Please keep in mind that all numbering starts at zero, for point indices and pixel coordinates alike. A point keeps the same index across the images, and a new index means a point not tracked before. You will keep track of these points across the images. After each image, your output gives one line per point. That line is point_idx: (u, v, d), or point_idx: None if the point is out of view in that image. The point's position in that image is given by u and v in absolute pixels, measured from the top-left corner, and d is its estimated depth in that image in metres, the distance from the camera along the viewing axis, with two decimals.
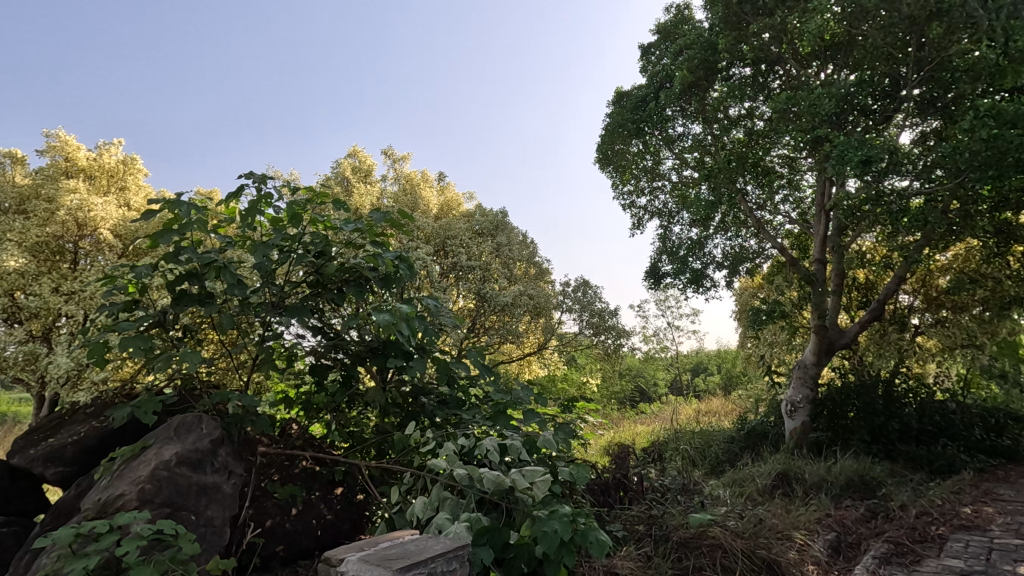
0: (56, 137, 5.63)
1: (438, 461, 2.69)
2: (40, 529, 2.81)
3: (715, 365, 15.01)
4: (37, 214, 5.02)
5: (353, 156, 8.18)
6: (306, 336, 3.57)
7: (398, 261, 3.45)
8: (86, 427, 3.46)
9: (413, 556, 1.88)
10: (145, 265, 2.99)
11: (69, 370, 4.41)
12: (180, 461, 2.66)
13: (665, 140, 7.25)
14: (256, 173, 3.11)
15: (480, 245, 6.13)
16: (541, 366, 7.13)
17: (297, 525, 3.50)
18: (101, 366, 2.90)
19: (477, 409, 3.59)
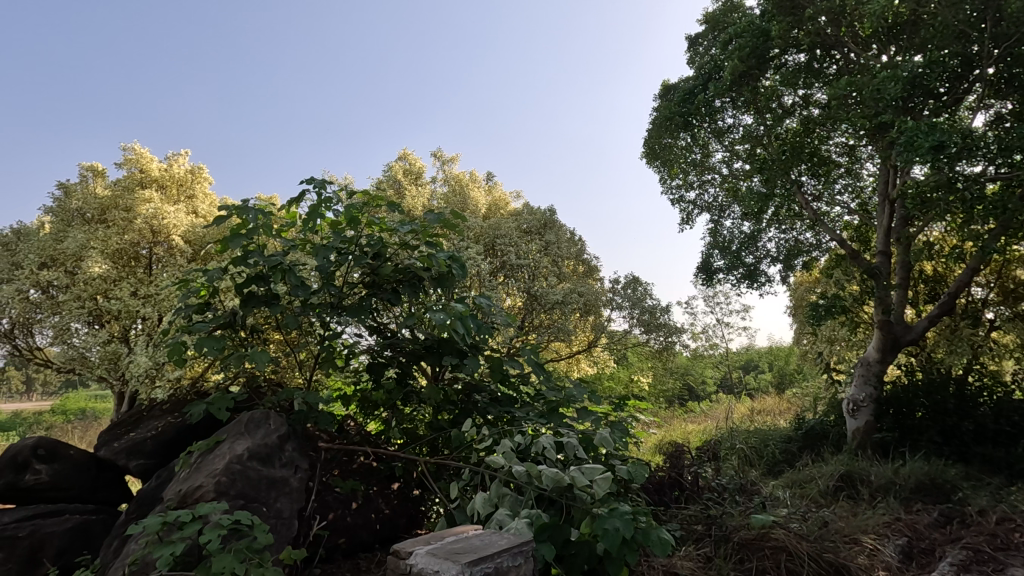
0: (132, 150, 6.00)
1: (496, 457, 2.73)
2: (125, 517, 3.00)
3: (766, 363, 14.57)
4: (116, 223, 5.37)
5: (402, 159, 8.34)
6: (363, 335, 3.68)
7: (451, 261, 3.50)
8: (163, 422, 3.70)
9: (479, 550, 1.91)
10: (217, 268, 3.15)
11: (148, 368, 4.68)
12: (251, 455, 2.79)
13: (715, 132, 7.10)
14: (316, 178, 3.23)
15: (529, 244, 6.17)
16: (591, 364, 7.11)
17: (358, 519, 3.62)
18: (180, 365, 3.07)
19: (530, 406, 3.61)
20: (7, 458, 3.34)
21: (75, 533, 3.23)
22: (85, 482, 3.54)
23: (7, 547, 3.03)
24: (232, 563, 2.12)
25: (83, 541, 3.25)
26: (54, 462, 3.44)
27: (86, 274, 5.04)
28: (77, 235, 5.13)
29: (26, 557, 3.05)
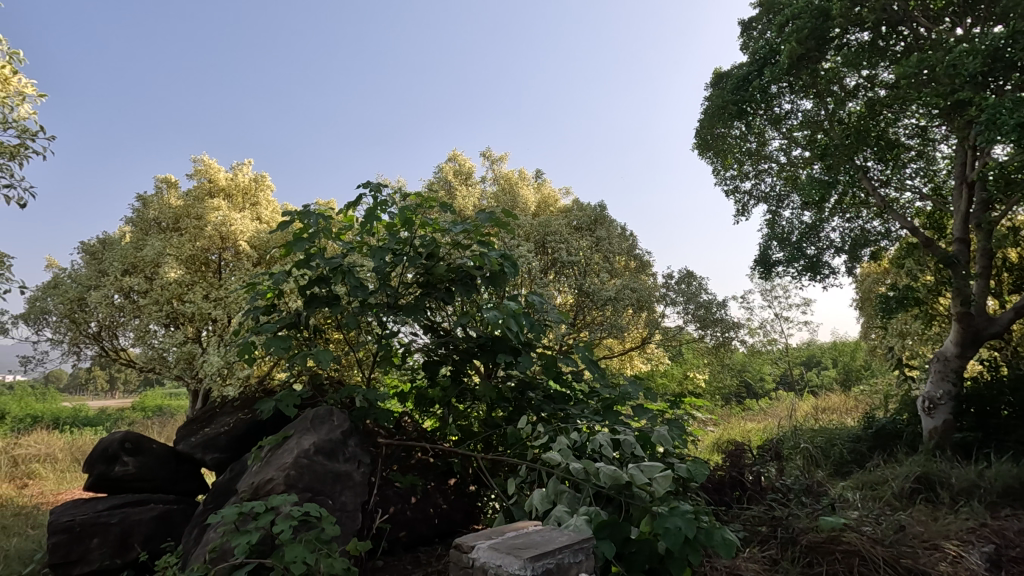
0: (201, 161, 6.36)
1: (553, 455, 2.74)
2: (203, 507, 3.19)
3: (830, 358, 13.93)
4: (189, 230, 5.71)
5: (452, 160, 8.46)
6: (419, 334, 3.77)
7: (502, 260, 3.52)
8: (235, 418, 3.92)
9: (540, 546, 1.92)
10: (282, 271, 3.30)
11: (219, 367, 4.95)
12: (317, 450, 2.90)
13: (772, 120, 6.87)
14: (372, 182, 3.33)
15: (580, 240, 6.13)
16: (645, 360, 6.99)
17: (417, 513, 3.71)
18: (250, 364, 3.23)
19: (584, 403, 3.60)
20: (99, 451, 3.68)
21: (159, 521, 3.45)
22: (165, 474, 3.81)
23: (100, 532, 3.27)
24: (303, 552, 2.22)
25: (166, 530, 3.47)
26: (139, 455, 3.75)
27: (163, 280, 5.38)
28: (155, 243, 5.49)
29: (117, 542, 3.28)
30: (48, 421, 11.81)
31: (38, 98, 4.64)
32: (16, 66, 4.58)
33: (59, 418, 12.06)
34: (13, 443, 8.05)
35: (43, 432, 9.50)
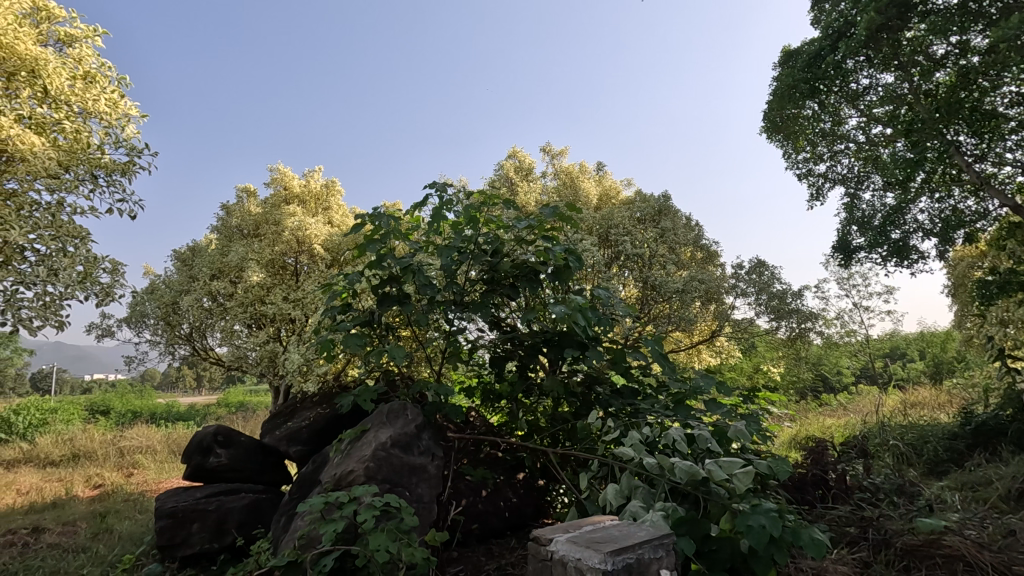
0: (277, 170, 6.73)
1: (626, 449, 2.70)
2: (290, 496, 3.38)
3: (917, 350, 13.00)
4: (268, 236, 6.05)
5: (512, 157, 8.51)
6: (485, 330, 3.83)
7: (567, 254, 3.48)
8: (315, 412, 4.12)
9: (619, 541, 1.90)
10: (356, 272, 3.44)
11: (299, 365, 5.22)
12: (393, 443, 3.01)
13: (848, 96, 6.51)
14: (438, 182, 3.41)
15: (644, 232, 6.02)
16: (714, 354, 6.79)
17: (488, 505, 3.78)
18: (329, 361, 3.40)
19: (654, 398, 3.53)
20: (196, 443, 3.98)
21: (250, 509, 3.68)
22: (254, 465, 4.06)
23: (199, 518, 3.55)
24: (386, 541, 2.30)
25: (256, 517, 3.69)
26: (231, 448, 4.02)
27: (247, 283, 5.74)
28: (238, 249, 5.86)
29: (214, 528, 3.54)
30: (147, 416, 12.89)
31: (141, 118, 5.07)
32: (123, 90, 5.01)
33: (157, 413, 13.14)
34: (119, 436, 8.85)
35: (143, 426, 10.38)
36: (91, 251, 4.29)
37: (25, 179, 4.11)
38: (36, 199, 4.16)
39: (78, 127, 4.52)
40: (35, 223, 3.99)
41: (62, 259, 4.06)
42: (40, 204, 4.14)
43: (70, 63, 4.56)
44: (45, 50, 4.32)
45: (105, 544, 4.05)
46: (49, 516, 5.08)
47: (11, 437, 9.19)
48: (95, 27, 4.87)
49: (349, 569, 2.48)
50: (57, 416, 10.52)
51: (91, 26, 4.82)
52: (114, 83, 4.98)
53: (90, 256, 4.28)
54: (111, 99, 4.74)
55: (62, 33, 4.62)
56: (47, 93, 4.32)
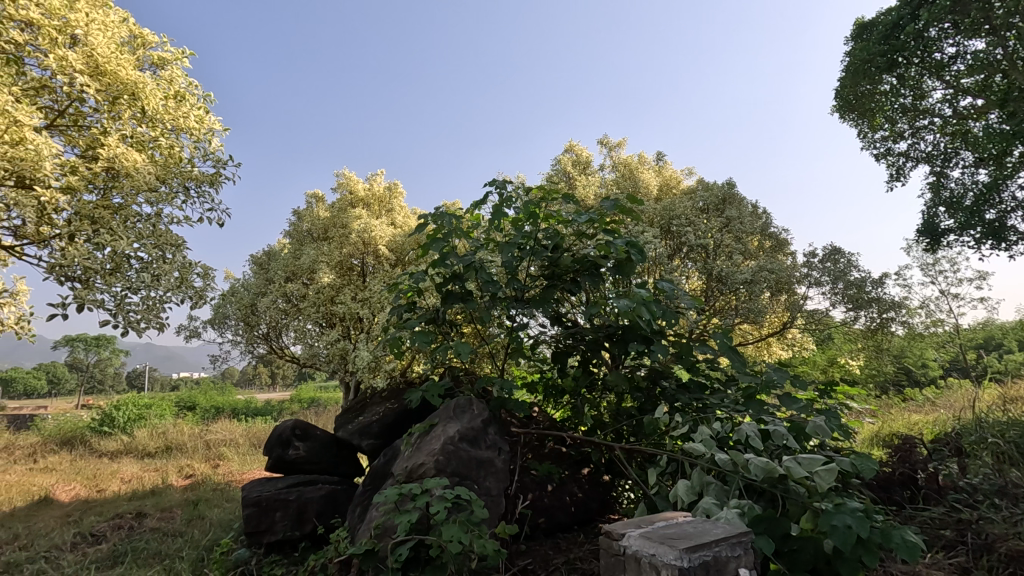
0: (343, 175, 7.01)
1: (696, 445, 2.63)
2: (364, 488, 3.51)
3: (1017, 341, 11.91)
4: (336, 238, 6.32)
5: (569, 151, 8.47)
6: (547, 326, 3.83)
7: (629, 247, 3.41)
8: (384, 408, 4.28)
9: (695, 537, 1.85)
10: (421, 271, 3.53)
11: (369, 362, 5.43)
12: (461, 437, 3.07)
13: (932, 67, 6.04)
14: (497, 180, 3.44)
15: (708, 222, 5.84)
16: (785, 346, 6.50)
17: (554, 500, 3.80)
18: (398, 358, 3.51)
19: (724, 393, 3.41)
20: (276, 437, 4.24)
21: (327, 499, 3.86)
22: (329, 458, 4.26)
23: (282, 507, 3.75)
24: (458, 532, 2.35)
25: (334, 507, 3.86)
26: (308, 441, 4.25)
27: (318, 285, 6.01)
28: (309, 252, 6.15)
29: (296, 516, 3.73)
30: (229, 411, 13.81)
31: (224, 131, 5.41)
32: (208, 107, 5.37)
33: (237, 409, 14.05)
34: (205, 430, 9.52)
35: (226, 421, 11.10)
36: (186, 257, 4.63)
37: (129, 194, 4.46)
38: (139, 211, 4.52)
39: (170, 143, 4.88)
40: (138, 233, 4.34)
41: (162, 265, 4.40)
42: (142, 216, 4.49)
43: (163, 84, 4.92)
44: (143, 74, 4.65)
45: (199, 529, 4.37)
46: (149, 503, 5.54)
47: (114, 430, 10.09)
48: (183, 49, 5.24)
49: (423, 559, 2.55)
50: (152, 411, 11.44)
51: (180, 48, 5.19)
52: (200, 100, 5.34)
53: (184, 263, 4.62)
54: (198, 115, 5.10)
55: (155, 57, 5.00)
56: (145, 113, 4.67)
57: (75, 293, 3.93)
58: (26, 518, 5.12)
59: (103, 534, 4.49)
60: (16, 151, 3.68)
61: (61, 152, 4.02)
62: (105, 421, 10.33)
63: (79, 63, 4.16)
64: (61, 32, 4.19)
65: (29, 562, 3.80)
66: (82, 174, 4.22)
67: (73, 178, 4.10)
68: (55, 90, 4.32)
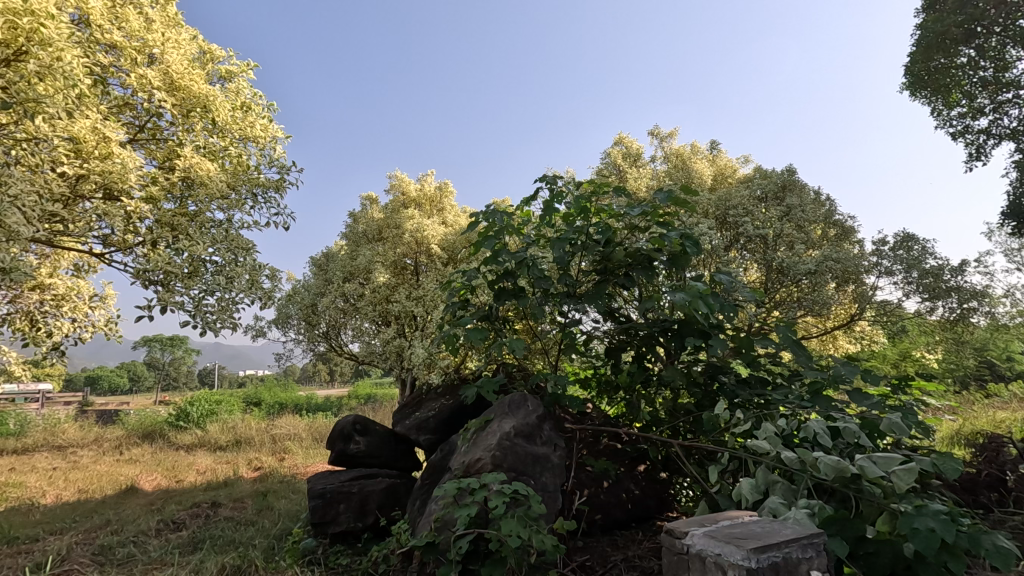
0: (395, 177, 7.18)
1: (760, 442, 2.54)
2: (422, 482, 3.59)
3: None
4: (390, 239, 6.48)
5: (619, 143, 8.34)
6: (600, 321, 3.79)
7: (683, 239, 3.31)
8: (440, 404, 4.37)
9: (763, 538, 1.78)
10: (474, 268, 3.57)
11: (424, 359, 5.55)
12: (517, 433, 3.09)
13: (1016, 36, 5.58)
14: (547, 175, 3.43)
15: (767, 211, 5.62)
16: (853, 340, 6.19)
17: (611, 496, 3.76)
18: (453, 355, 3.56)
19: (787, 389, 3.28)
20: (338, 431, 4.40)
21: (388, 492, 3.97)
22: (388, 453, 4.39)
23: (345, 499, 3.90)
24: (517, 526, 2.36)
25: (394, 499, 3.97)
26: (368, 436, 4.39)
27: (374, 284, 6.18)
28: (365, 252, 6.34)
29: (358, 508, 3.86)
30: (293, 407, 14.46)
31: (286, 139, 5.64)
32: (271, 116, 5.62)
33: (300, 405, 14.70)
34: (272, 425, 10.00)
35: (291, 416, 11.62)
36: (255, 260, 4.87)
37: (203, 202, 4.70)
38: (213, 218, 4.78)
39: (239, 153, 5.13)
40: (213, 238, 4.59)
41: (234, 268, 4.64)
42: (215, 222, 4.75)
43: (231, 96, 5.18)
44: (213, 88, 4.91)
45: (269, 519, 4.60)
46: (223, 493, 5.88)
47: (189, 424, 10.76)
48: (247, 62, 5.50)
49: (483, 552, 2.58)
50: (223, 407, 12.14)
51: (245, 61, 5.45)
52: (264, 110, 5.60)
53: (254, 265, 4.86)
54: (263, 124, 5.35)
55: (223, 71, 5.28)
56: (216, 124, 4.93)
57: (159, 296, 4.21)
58: (117, 505, 5.55)
59: (183, 522, 4.80)
60: (105, 165, 3.93)
61: (144, 165, 4.30)
62: (181, 416, 11.03)
63: (157, 80, 4.45)
64: (140, 52, 4.49)
65: (120, 546, 4.11)
66: (161, 184, 4.50)
67: (155, 189, 4.39)
68: (136, 106, 4.62)
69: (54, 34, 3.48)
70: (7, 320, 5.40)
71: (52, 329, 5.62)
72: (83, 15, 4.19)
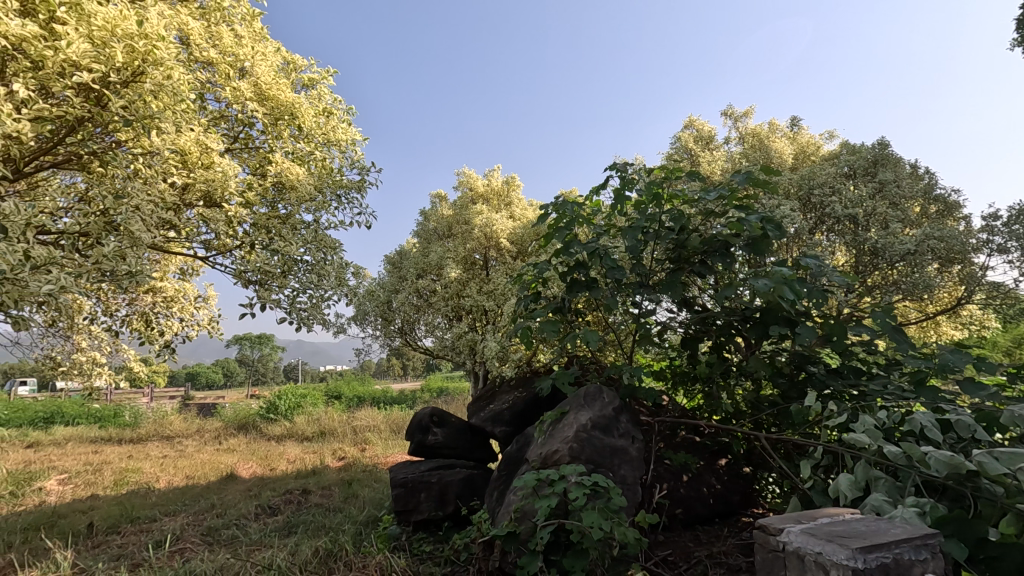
0: (463, 173, 7.30)
1: (859, 434, 2.37)
2: (499, 473, 3.63)
3: None
4: (460, 235, 6.61)
5: (689, 126, 8.06)
6: (675, 311, 3.67)
7: (764, 223, 3.14)
8: (514, 396, 4.41)
9: (870, 537, 1.66)
10: (546, 260, 3.56)
11: (497, 352, 5.62)
12: (594, 425, 3.06)
13: None
14: (617, 163, 3.36)
15: (857, 189, 5.24)
16: (959, 325, 5.69)
17: (691, 491, 3.65)
18: (527, 348, 3.57)
19: (886, 379, 3.04)
20: (417, 423, 4.55)
21: (466, 482, 4.06)
22: (464, 444, 4.48)
23: (425, 488, 4.02)
24: (598, 518, 2.33)
25: (472, 490, 4.05)
26: (444, 427, 4.50)
27: (447, 280, 6.33)
28: (437, 249, 6.50)
29: (438, 497, 3.97)
30: (370, 401, 15.11)
31: (363, 141, 5.87)
32: (350, 119, 5.85)
33: (377, 398, 15.34)
34: (353, 417, 10.50)
35: (370, 408, 12.13)
36: (342, 258, 5.12)
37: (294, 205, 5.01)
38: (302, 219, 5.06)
39: (322, 157, 5.44)
40: (304, 239, 4.87)
41: (323, 267, 4.90)
42: (305, 223, 5.03)
43: (315, 102, 5.47)
44: (297, 96, 5.18)
45: (355, 506, 4.82)
46: (312, 481, 6.24)
47: (279, 416, 11.50)
48: (327, 68, 5.77)
49: (564, 543, 2.60)
50: (307, 400, 12.89)
51: (325, 68, 5.72)
52: (344, 114, 5.85)
53: (340, 264, 5.11)
54: (343, 128, 5.60)
55: (306, 79, 5.57)
56: (301, 130, 5.22)
57: (259, 295, 4.50)
58: (220, 491, 6.02)
59: (278, 507, 5.13)
60: (209, 173, 4.26)
61: (241, 173, 4.59)
62: (271, 409, 11.81)
63: (248, 92, 4.76)
64: (231, 67, 4.77)
65: (225, 528, 4.46)
66: (257, 190, 4.79)
67: (250, 195, 4.64)
68: (229, 118, 4.96)
69: (166, 54, 3.60)
70: (125, 321, 5.99)
71: (163, 328, 6.17)
72: (183, 35, 4.43)
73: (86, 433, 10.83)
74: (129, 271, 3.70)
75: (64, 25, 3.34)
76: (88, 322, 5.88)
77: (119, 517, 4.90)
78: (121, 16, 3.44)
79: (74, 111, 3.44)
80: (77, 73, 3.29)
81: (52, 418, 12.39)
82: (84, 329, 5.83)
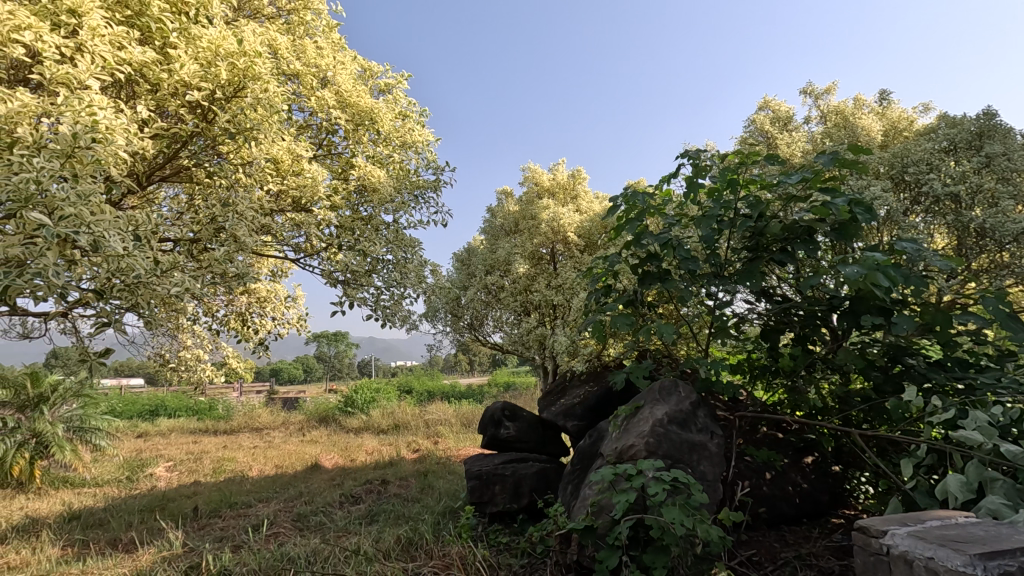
0: (529, 169, 7.33)
1: (970, 432, 2.17)
2: (573, 467, 3.63)
3: None
4: (528, 230, 6.65)
5: (764, 107, 7.68)
6: (753, 302, 3.51)
7: (853, 205, 2.93)
8: (585, 390, 4.39)
9: (990, 543, 1.53)
10: (616, 252, 3.49)
11: (567, 346, 5.61)
12: (670, 420, 2.99)
13: None
14: (689, 149, 3.24)
15: (959, 165, 4.81)
16: None
17: (775, 489, 3.49)
18: (601, 342, 3.52)
19: (998, 372, 2.77)
20: (490, 417, 4.63)
21: (540, 476, 4.09)
22: (536, 439, 4.52)
23: (500, 481, 4.08)
24: (680, 515, 2.28)
25: (546, 484, 4.08)
26: (517, 422, 4.55)
27: (515, 275, 6.39)
28: (505, 245, 6.57)
29: (513, 490, 4.02)
30: (440, 396, 15.52)
31: (435, 142, 6.02)
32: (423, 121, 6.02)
33: (446, 393, 15.73)
34: (425, 411, 10.81)
35: (440, 403, 12.48)
36: (420, 257, 5.28)
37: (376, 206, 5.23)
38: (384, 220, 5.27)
39: (399, 160, 5.64)
40: (386, 239, 5.08)
41: (405, 266, 5.08)
42: (386, 223, 5.23)
43: (392, 106, 5.68)
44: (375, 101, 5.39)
45: (432, 497, 4.97)
46: (390, 471, 6.50)
47: (356, 410, 12.05)
48: (402, 73, 5.95)
49: (644, 539, 2.56)
50: (381, 395, 13.41)
51: (400, 73, 5.90)
52: (417, 117, 6.03)
53: (419, 262, 5.27)
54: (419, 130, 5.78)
55: (382, 84, 5.78)
56: (380, 134, 5.44)
57: (347, 293, 4.75)
58: (306, 480, 6.40)
59: (360, 496, 5.38)
60: (300, 179, 4.54)
61: (327, 178, 4.82)
62: (348, 403, 12.39)
63: (332, 100, 4.97)
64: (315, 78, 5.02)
65: (313, 515, 4.73)
66: (342, 193, 5.00)
67: (337, 198, 4.86)
68: (313, 127, 5.21)
69: (262, 69, 3.87)
70: (223, 320, 6.47)
71: (256, 327, 6.63)
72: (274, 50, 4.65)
73: (186, 424, 11.79)
74: (237, 274, 4.01)
75: (175, 49, 3.62)
76: (191, 323, 6.41)
77: (220, 502, 5.30)
78: (221, 37, 3.69)
79: (183, 127, 3.83)
80: (188, 93, 3.63)
81: (156, 410, 13.57)
82: (188, 328, 6.36)
